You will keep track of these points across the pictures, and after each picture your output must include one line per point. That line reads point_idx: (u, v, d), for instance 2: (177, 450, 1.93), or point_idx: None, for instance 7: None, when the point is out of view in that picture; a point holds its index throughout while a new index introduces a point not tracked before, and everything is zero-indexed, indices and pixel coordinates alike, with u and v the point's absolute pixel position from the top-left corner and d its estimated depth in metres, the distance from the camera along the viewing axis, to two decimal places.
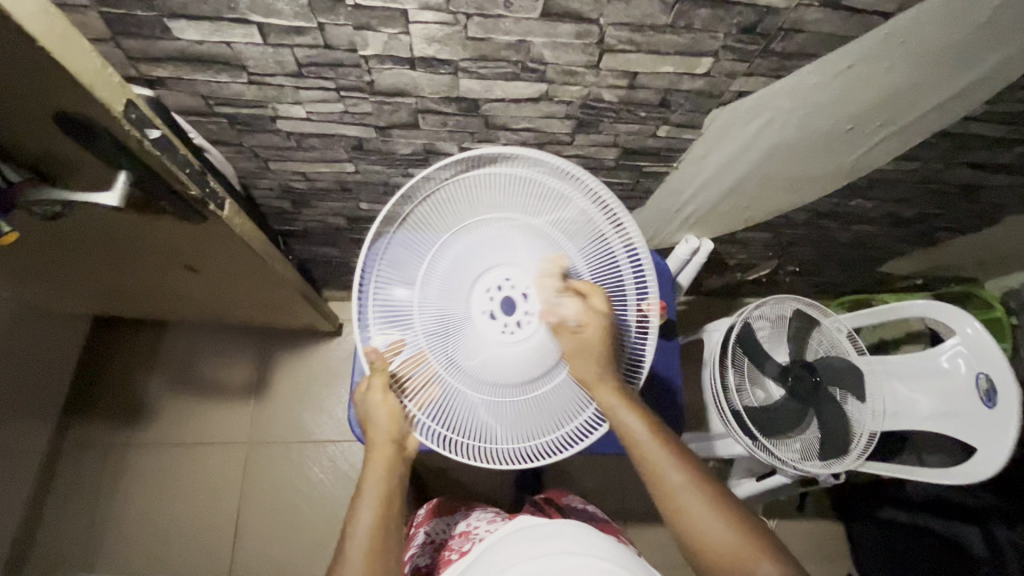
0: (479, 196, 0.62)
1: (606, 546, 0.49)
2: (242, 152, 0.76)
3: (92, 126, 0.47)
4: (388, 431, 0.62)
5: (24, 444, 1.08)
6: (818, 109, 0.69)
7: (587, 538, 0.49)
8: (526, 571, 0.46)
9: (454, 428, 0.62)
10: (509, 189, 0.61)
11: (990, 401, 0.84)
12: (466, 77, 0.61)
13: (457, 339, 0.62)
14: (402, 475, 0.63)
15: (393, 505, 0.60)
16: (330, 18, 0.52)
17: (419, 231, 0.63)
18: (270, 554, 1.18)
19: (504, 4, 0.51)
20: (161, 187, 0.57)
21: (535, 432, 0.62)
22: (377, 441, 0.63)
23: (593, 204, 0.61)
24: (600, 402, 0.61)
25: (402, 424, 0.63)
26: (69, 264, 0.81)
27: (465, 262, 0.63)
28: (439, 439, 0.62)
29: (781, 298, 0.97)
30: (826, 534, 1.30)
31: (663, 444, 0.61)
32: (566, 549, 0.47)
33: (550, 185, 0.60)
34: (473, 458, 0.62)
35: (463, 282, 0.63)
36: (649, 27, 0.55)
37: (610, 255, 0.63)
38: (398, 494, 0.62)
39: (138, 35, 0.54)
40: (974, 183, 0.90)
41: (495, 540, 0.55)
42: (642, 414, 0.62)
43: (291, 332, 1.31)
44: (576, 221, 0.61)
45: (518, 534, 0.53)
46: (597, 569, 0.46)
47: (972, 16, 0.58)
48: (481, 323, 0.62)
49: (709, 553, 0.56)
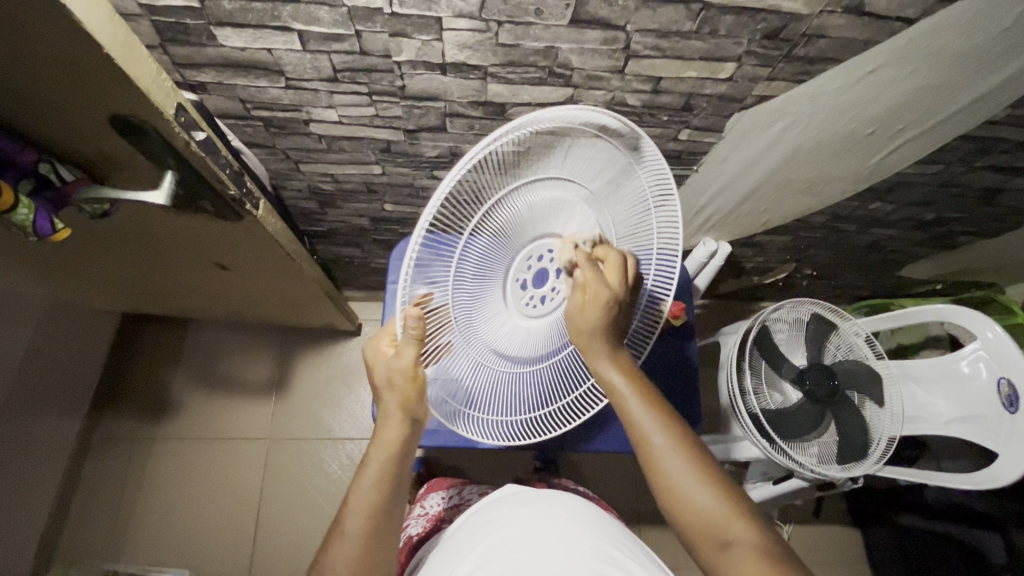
0: (536, 159, 0.55)
1: (591, 513, 0.61)
2: (274, 153, 0.79)
3: (144, 128, 0.50)
4: (405, 403, 0.58)
5: (56, 436, 1.11)
6: (838, 113, 0.70)
7: (571, 506, 0.61)
8: (522, 528, 0.57)
9: (472, 404, 0.63)
10: (573, 152, 0.55)
11: (1011, 407, 0.83)
12: (495, 82, 0.63)
13: (485, 311, 0.61)
14: (412, 448, 0.60)
15: (399, 478, 0.59)
16: (368, 25, 0.55)
17: (448, 219, 0.56)
18: (289, 548, 1.20)
19: (534, 12, 0.53)
20: (204, 187, 0.60)
21: (541, 404, 0.64)
22: (390, 410, 0.59)
23: (651, 181, 0.58)
24: (591, 361, 0.57)
25: (421, 397, 0.59)
26: (105, 261, 0.84)
27: (502, 239, 0.59)
28: (456, 416, 0.63)
29: (798, 301, 0.99)
30: (841, 539, 1.30)
31: (652, 406, 0.58)
32: (562, 514, 0.59)
33: (611, 168, 0.57)
34: (485, 433, 0.64)
35: (499, 255, 0.60)
36: (675, 33, 0.56)
37: (645, 236, 0.60)
38: (405, 467, 0.60)
39: (186, 41, 0.57)
40: (995, 186, 0.90)
41: (489, 503, 0.67)
42: (630, 375, 0.58)
43: (313, 331, 1.34)
44: (627, 197, 0.59)
45: (517, 496, 0.65)
46: (579, 531, 0.57)
47: (994, 22, 0.58)
48: (510, 292, 0.61)
49: (689, 518, 0.55)
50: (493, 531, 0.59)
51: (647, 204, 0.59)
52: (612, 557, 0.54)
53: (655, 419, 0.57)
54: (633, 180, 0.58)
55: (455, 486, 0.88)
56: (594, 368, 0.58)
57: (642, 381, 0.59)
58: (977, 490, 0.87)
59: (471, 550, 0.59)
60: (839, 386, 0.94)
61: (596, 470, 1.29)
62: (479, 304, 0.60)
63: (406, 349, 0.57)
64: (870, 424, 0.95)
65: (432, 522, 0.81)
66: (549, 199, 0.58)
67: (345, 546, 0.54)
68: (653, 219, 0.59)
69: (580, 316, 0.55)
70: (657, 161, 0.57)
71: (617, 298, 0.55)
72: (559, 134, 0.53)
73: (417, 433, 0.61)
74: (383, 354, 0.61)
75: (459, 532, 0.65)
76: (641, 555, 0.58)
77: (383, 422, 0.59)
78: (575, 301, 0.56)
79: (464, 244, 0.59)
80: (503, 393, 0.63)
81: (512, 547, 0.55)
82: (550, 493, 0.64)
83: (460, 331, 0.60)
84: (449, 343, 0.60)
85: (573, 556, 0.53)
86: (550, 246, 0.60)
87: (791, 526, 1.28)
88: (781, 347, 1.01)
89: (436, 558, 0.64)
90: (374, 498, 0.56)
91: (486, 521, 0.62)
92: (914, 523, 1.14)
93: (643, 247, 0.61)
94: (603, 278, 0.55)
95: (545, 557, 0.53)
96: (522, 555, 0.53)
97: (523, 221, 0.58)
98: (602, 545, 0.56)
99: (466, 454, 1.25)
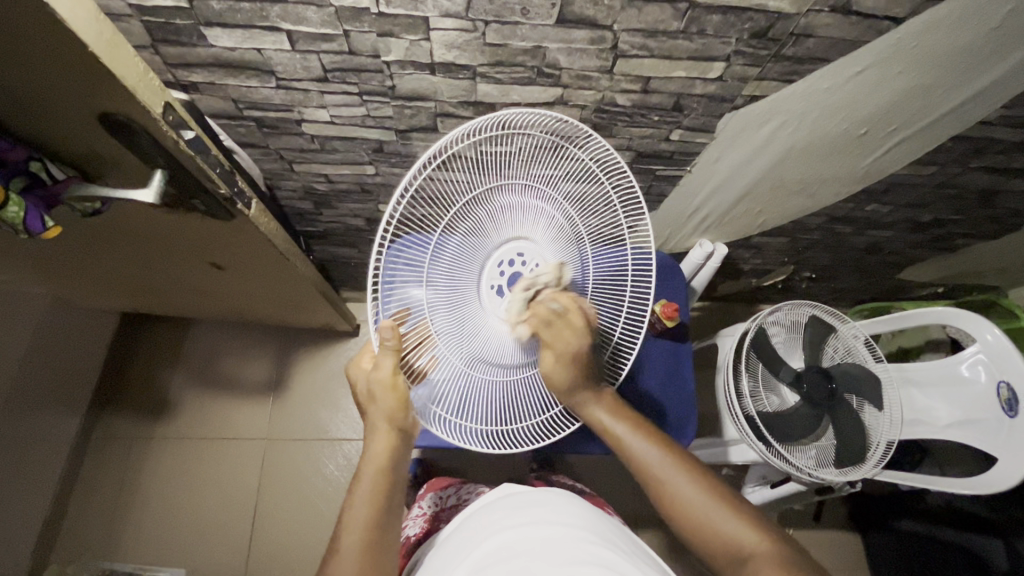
0: (491, 166, 0.59)
1: (587, 515, 0.61)
2: (267, 153, 0.79)
3: (132, 126, 0.51)
4: (390, 415, 0.60)
5: (54, 434, 1.12)
6: (830, 113, 0.70)
7: (565, 508, 0.61)
8: (515, 535, 0.57)
9: (456, 412, 0.61)
10: (523, 155, 0.59)
11: (1011, 411, 0.82)
12: (484, 81, 0.63)
13: (462, 316, 0.59)
14: (404, 460, 0.61)
15: (394, 490, 0.59)
16: (355, 25, 0.55)
17: (426, 219, 0.62)
18: (285, 548, 1.20)
19: (520, 12, 0.53)
20: (194, 185, 0.60)
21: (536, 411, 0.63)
22: (377, 423, 0.60)
23: (604, 172, 0.61)
24: (582, 408, 0.60)
25: (407, 409, 0.60)
26: (102, 259, 0.85)
27: (471, 242, 0.59)
28: (446, 426, 0.61)
29: (796, 303, 0.97)
30: (842, 545, 1.29)
31: (649, 440, 0.61)
32: (555, 517, 0.59)
33: (563, 169, 0.60)
34: (486, 443, 0.62)
35: (469, 261, 0.59)
36: (662, 32, 0.56)
37: (614, 227, 0.61)
38: (399, 480, 0.60)
39: (177, 41, 0.58)
40: (992, 188, 0.90)
41: (482, 508, 0.66)
42: (621, 415, 0.62)
43: (311, 332, 1.35)
44: (587, 192, 0.61)
45: (511, 498, 0.65)
46: (574, 534, 0.56)
47: (984, 21, 0.58)
48: (488, 299, 0.59)
49: (703, 535, 0.55)
50: (487, 538, 0.59)
51: (613, 203, 0.60)
52: (604, 558, 0.53)
53: (655, 450, 0.60)
54: (592, 176, 0.60)
55: (452, 485, 0.87)
56: (587, 414, 0.61)
57: (630, 415, 0.62)
58: (976, 495, 0.86)
59: (465, 556, 0.59)
60: (837, 390, 0.93)
61: (593, 473, 1.28)
62: (456, 311, 0.60)
63: (385, 360, 0.59)
64: (869, 427, 0.94)
65: (429, 522, 0.81)
66: (511, 204, 0.59)
67: (344, 565, 0.53)
68: (622, 218, 0.61)
69: (556, 376, 0.57)
70: (604, 149, 0.60)
71: (581, 349, 0.56)
72: (513, 136, 0.59)
73: (408, 445, 0.62)
74: (365, 369, 0.63)
75: (454, 536, 0.65)
76: (636, 557, 0.57)
77: (371, 439, 0.60)
78: (545, 363, 0.57)
79: (434, 251, 0.60)
80: (492, 401, 0.61)
81: (509, 552, 0.55)
82: (543, 495, 0.64)
83: (442, 341, 0.60)
84: (432, 357, 0.60)
85: (562, 558, 0.52)
86: (522, 250, 0.60)
87: (790, 531, 1.27)
88: (779, 349, 1.00)
89: (431, 562, 0.64)
90: (369, 513, 0.56)
91: (481, 525, 0.62)
92: (915, 529, 1.13)
93: (615, 242, 0.62)
94: (560, 333, 0.56)
95: (534, 560, 0.52)
96: (517, 560, 0.53)
97: (488, 224, 0.59)
98: (601, 547, 0.55)
99: (463, 455, 1.25)
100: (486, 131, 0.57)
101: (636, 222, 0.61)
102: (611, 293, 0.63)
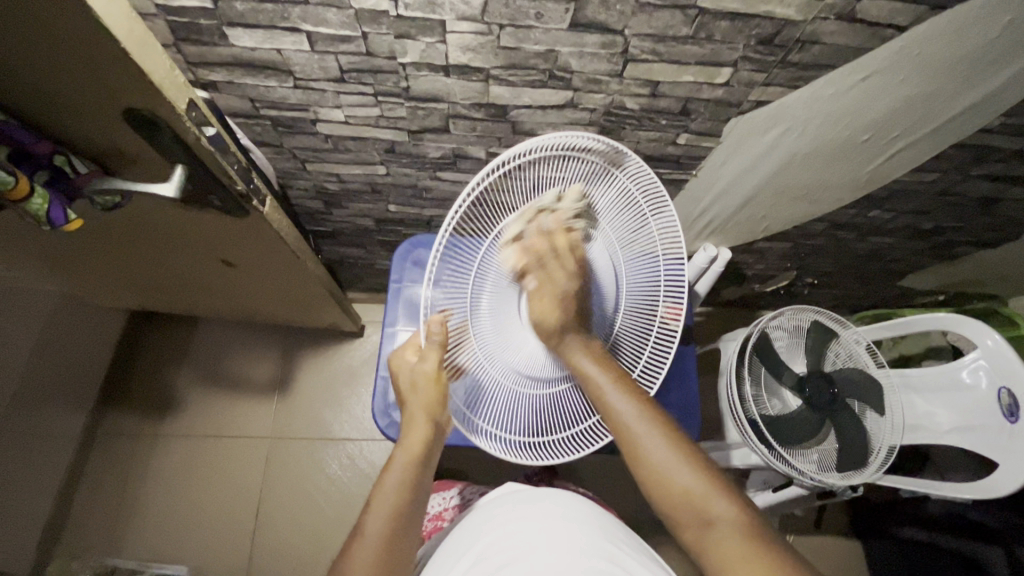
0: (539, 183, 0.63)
1: (588, 508, 0.62)
2: (282, 152, 0.81)
3: (155, 122, 0.52)
4: (429, 407, 0.65)
5: (60, 431, 1.13)
6: (834, 118, 0.71)
7: (570, 503, 0.62)
8: (519, 527, 0.58)
9: (491, 421, 0.65)
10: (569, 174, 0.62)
11: (1012, 416, 0.82)
12: (496, 83, 0.64)
13: (503, 323, 0.64)
14: (434, 455, 0.65)
15: (421, 482, 0.62)
16: (373, 27, 0.56)
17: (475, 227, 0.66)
18: (288, 546, 1.21)
19: (535, 16, 0.54)
20: (212, 181, 0.61)
21: (566, 424, 0.65)
22: (416, 413, 0.65)
23: (637, 189, 0.63)
24: (565, 354, 0.61)
25: (443, 404, 0.66)
26: (116, 255, 0.86)
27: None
28: (488, 437, 0.65)
29: (798, 308, 0.98)
30: (844, 552, 1.29)
31: (631, 396, 0.59)
32: (560, 511, 0.60)
33: (606, 194, 0.63)
34: (522, 455, 0.64)
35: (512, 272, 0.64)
36: (671, 38, 0.58)
37: (647, 242, 0.64)
38: (428, 472, 0.64)
39: (199, 41, 0.59)
40: (994, 196, 0.91)
41: (488, 502, 0.67)
42: (606, 365, 0.60)
43: (316, 332, 1.36)
44: (621, 208, 0.64)
45: (516, 493, 0.66)
46: (580, 528, 0.57)
47: (985, 31, 0.60)
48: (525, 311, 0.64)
49: (671, 497, 0.56)
50: (492, 531, 0.60)
51: (640, 208, 0.63)
52: (608, 554, 0.55)
53: (636, 409, 0.58)
54: (627, 193, 0.63)
55: (458, 485, 0.88)
56: (570, 359, 0.61)
57: (613, 366, 0.61)
58: (976, 499, 0.87)
59: (471, 546, 0.60)
60: (839, 394, 0.94)
61: (595, 475, 1.29)
62: (498, 315, 0.64)
63: (430, 354, 0.65)
64: (870, 432, 0.95)
65: (432, 521, 0.82)
66: None
67: (368, 547, 0.56)
68: (650, 221, 0.63)
69: (545, 315, 0.60)
70: (639, 167, 0.63)
71: (567, 289, 0.61)
72: (559, 155, 0.61)
73: (439, 442, 0.66)
74: (408, 360, 0.69)
75: (461, 526, 0.66)
76: (639, 551, 0.58)
77: (409, 430, 0.65)
78: (535, 304, 0.61)
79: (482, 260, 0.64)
80: (522, 410, 0.65)
81: (513, 545, 0.56)
82: (550, 491, 0.65)
83: (478, 343, 0.64)
84: (469, 357, 0.65)
85: (568, 553, 0.53)
86: None
87: (793, 536, 1.28)
88: (781, 353, 1.01)
89: (436, 554, 0.65)
90: (396, 501, 0.59)
91: (487, 516, 0.63)
92: (915, 536, 1.13)
93: (647, 250, 0.64)
94: (552, 271, 0.61)
95: (534, 556, 0.53)
96: (519, 555, 0.54)
97: None
98: (605, 543, 0.56)
99: (465, 456, 1.26)
100: (539, 151, 0.60)
101: (664, 220, 0.63)
102: (644, 311, 0.65)
